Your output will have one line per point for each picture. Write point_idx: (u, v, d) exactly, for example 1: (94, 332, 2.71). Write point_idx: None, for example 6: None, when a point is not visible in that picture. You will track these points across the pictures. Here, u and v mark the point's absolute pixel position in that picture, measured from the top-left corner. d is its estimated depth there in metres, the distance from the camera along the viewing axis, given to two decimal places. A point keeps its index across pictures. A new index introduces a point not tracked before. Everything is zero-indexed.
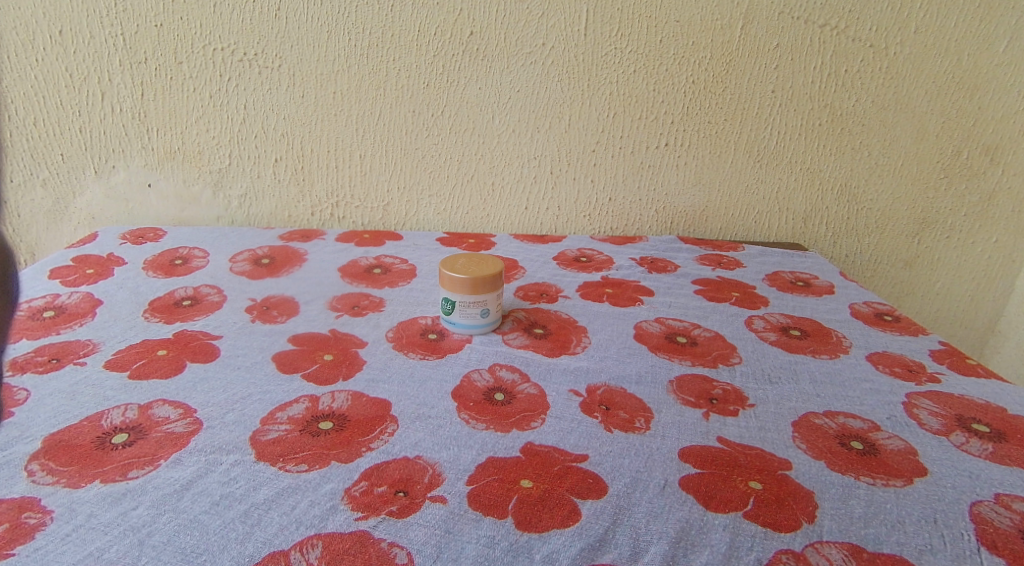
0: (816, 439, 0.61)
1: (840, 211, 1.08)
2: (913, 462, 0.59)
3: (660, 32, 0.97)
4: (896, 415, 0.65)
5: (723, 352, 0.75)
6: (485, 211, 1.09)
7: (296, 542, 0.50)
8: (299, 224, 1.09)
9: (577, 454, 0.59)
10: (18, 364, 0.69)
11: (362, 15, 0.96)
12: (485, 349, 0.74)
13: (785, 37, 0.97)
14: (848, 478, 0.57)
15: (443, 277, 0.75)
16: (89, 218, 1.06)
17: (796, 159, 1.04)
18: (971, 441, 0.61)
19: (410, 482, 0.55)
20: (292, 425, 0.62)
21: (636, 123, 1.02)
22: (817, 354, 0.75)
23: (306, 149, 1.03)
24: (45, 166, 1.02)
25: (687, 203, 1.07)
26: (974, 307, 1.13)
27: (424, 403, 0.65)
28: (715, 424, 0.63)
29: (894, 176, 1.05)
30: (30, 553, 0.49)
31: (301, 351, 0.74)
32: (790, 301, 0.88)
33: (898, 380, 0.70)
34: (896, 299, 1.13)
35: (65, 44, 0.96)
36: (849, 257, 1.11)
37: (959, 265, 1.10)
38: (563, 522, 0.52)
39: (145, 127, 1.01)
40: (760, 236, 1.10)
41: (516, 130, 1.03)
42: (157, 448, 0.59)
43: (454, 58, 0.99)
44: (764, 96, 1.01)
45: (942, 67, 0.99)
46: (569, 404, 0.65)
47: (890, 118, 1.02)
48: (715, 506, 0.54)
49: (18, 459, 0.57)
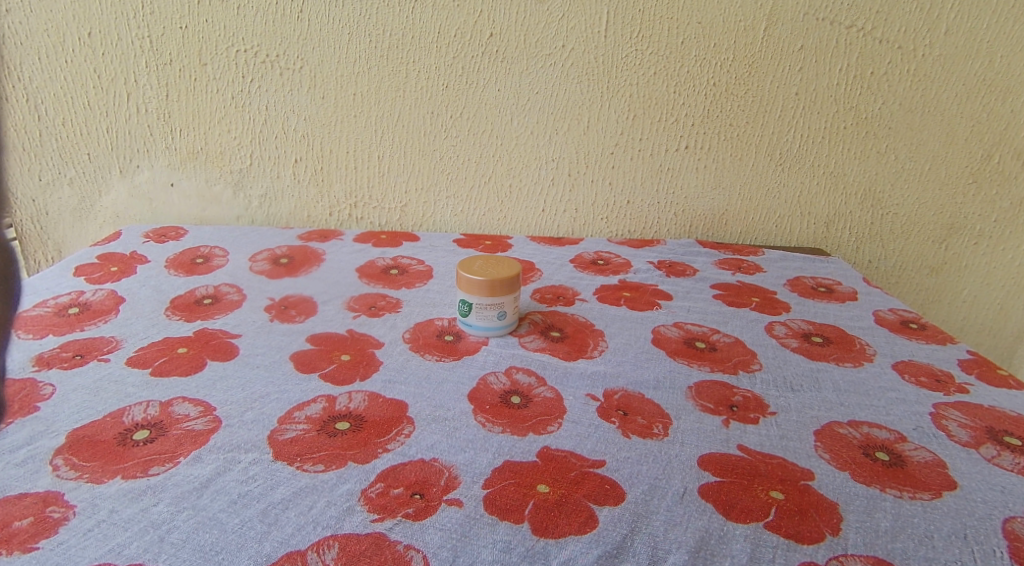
0: (840, 449, 0.60)
1: (864, 216, 1.06)
2: (941, 475, 0.57)
3: (681, 34, 0.96)
4: (923, 426, 0.63)
5: (744, 358, 0.74)
6: (503, 212, 1.08)
7: (313, 542, 0.50)
8: (317, 225, 1.09)
9: (594, 460, 0.58)
10: (44, 360, 0.70)
11: (382, 16, 0.96)
12: (502, 352, 0.74)
13: (810, 39, 0.96)
14: (873, 490, 0.56)
15: (461, 278, 0.74)
16: (113, 217, 1.07)
17: (818, 162, 1.03)
18: (1002, 455, 0.60)
19: (427, 484, 0.55)
20: (310, 424, 0.62)
21: (656, 126, 1.02)
22: (840, 362, 0.74)
23: (325, 150, 1.04)
24: (71, 165, 1.03)
25: (707, 206, 1.06)
26: (1004, 316, 1.10)
27: (441, 405, 0.65)
28: (735, 432, 0.62)
29: (920, 181, 1.03)
30: (53, 547, 0.49)
31: (318, 352, 0.74)
32: (812, 308, 0.86)
33: (926, 390, 0.69)
34: (922, 306, 1.11)
35: (93, 45, 0.97)
36: (872, 263, 1.09)
37: (988, 272, 1.08)
38: (580, 529, 0.52)
39: (168, 127, 1.02)
40: (781, 240, 1.09)
41: (535, 132, 1.02)
42: (178, 445, 0.59)
43: (474, 59, 0.98)
44: (788, 98, 0.99)
45: (972, 69, 0.97)
46: (586, 408, 0.65)
47: (917, 121, 1.00)
48: (735, 516, 0.53)
49: (43, 453, 0.58)
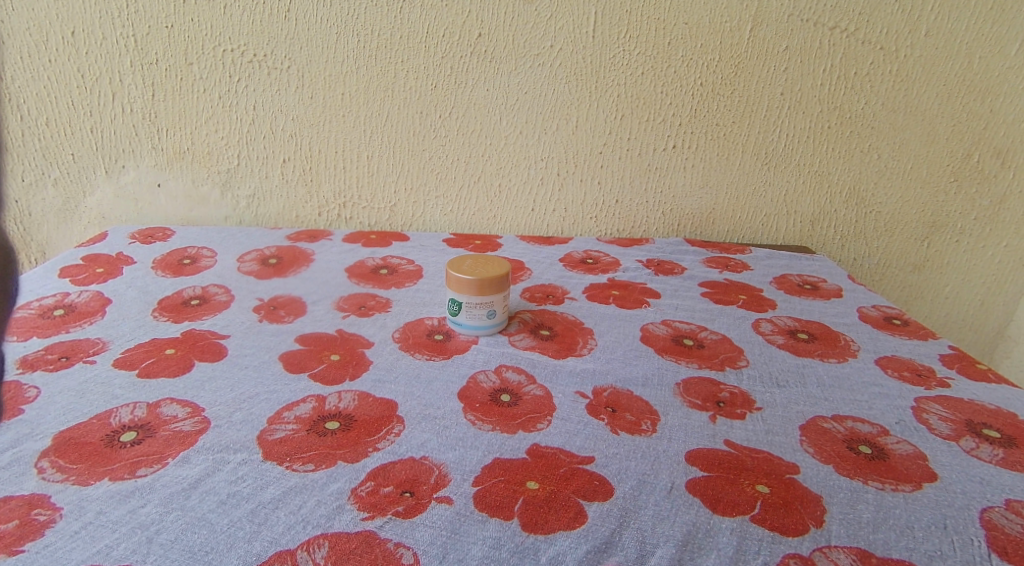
0: (824, 443, 0.61)
1: (848, 215, 1.07)
2: (922, 467, 0.58)
3: (668, 34, 0.97)
4: (905, 420, 0.64)
5: (730, 355, 0.75)
6: (492, 212, 1.09)
7: (303, 541, 0.51)
8: (306, 225, 1.09)
9: (583, 456, 0.59)
10: (29, 362, 0.70)
11: (370, 16, 0.96)
12: (491, 350, 0.74)
13: (794, 40, 0.97)
14: (857, 483, 0.56)
15: (451, 277, 0.75)
16: (99, 218, 1.06)
17: (804, 162, 1.04)
18: (981, 447, 0.61)
19: (417, 483, 0.56)
20: (299, 424, 0.62)
21: (644, 125, 1.02)
22: (825, 358, 0.75)
23: (314, 150, 1.04)
24: (56, 165, 1.03)
25: (694, 205, 1.07)
26: (984, 311, 1.12)
27: (431, 404, 0.65)
28: (722, 427, 0.63)
29: (903, 180, 1.05)
30: (39, 549, 0.49)
31: (308, 351, 0.74)
32: (798, 305, 0.87)
33: (908, 384, 0.70)
34: (905, 303, 1.13)
35: (77, 45, 0.97)
36: (857, 260, 1.10)
37: (969, 269, 1.09)
38: (570, 524, 0.52)
39: (155, 127, 1.02)
40: (767, 239, 1.10)
41: (524, 132, 1.03)
42: (166, 446, 0.59)
43: (462, 59, 0.99)
44: (773, 98, 1.00)
45: (953, 69, 0.98)
46: (576, 406, 0.65)
47: (899, 121, 1.01)
48: (722, 510, 0.54)
49: (28, 456, 0.57)
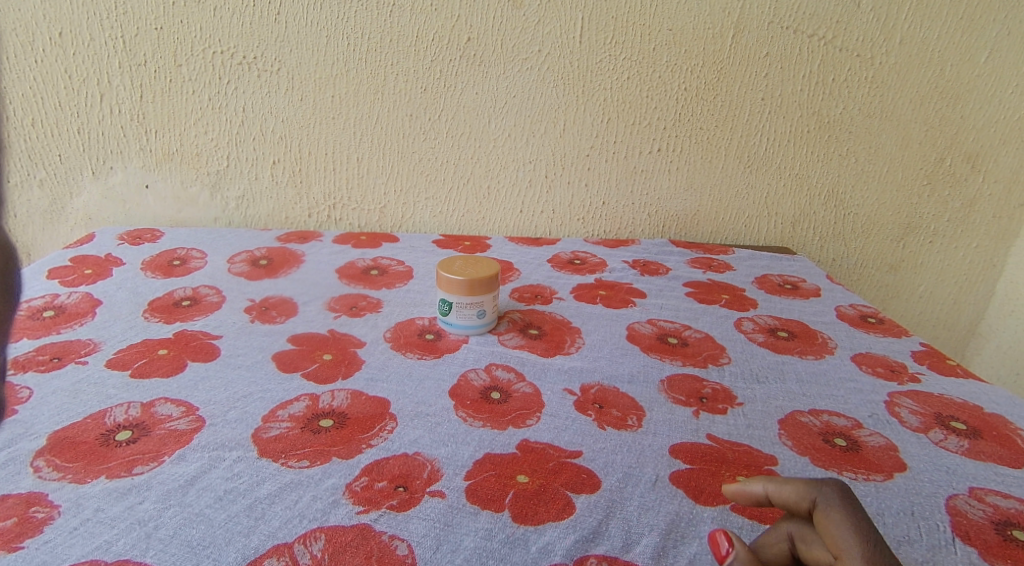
0: (802, 436, 0.63)
1: (827, 216, 1.10)
2: (893, 458, 0.61)
3: (652, 40, 0.99)
4: (877, 413, 0.67)
5: (713, 353, 0.77)
6: (480, 213, 1.10)
7: (299, 535, 0.52)
8: (295, 226, 1.10)
9: (571, 451, 0.61)
10: (20, 363, 0.71)
11: (360, 20, 0.98)
12: (481, 349, 0.76)
13: (774, 46, 1.00)
14: (831, 473, 0.59)
15: (441, 278, 0.77)
16: (85, 219, 1.07)
17: (784, 165, 1.07)
18: (949, 438, 0.64)
19: (410, 477, 0.57)
20: (294, 422, 0.64)
21: (629, 129, 1.05)
22: (804, 355, 0.77)
23: (304, 152, 1.05)
24: (42, 166, 1.03)
25: (678, 207, 1.10)
26: (957, 310, 1.16)
27: (423, 401, 0.67)
28: (704, 422, 0.65)
29: (880, 183, 1.08)
30: (39, 546, 0.51)
31: (301, 351, 0.75)
32: (778, 304, 0.90)
33: (881, 380, 0.73)
34: (882, 302, 1.16)
35: (64, 46, 0.97)
36: (836, 260, 1.13)
37: (943, 268, 1.13)
38: (558, 515, 0.54)
39: (143, 128, 1.03)
40: (749, 240, 1.12)
41: (512, 135, 1.05)
42: (161, 445, 0.60)
43: (452, 63, 1.01)
44: (754, 103, 1.03)
45: (927, 76, 1.01)
46: (564, 402, 0.68)
47: (875, 126, 1.04)
48: (703, 500, 0.56)
49: (24, 456, 0.58)
